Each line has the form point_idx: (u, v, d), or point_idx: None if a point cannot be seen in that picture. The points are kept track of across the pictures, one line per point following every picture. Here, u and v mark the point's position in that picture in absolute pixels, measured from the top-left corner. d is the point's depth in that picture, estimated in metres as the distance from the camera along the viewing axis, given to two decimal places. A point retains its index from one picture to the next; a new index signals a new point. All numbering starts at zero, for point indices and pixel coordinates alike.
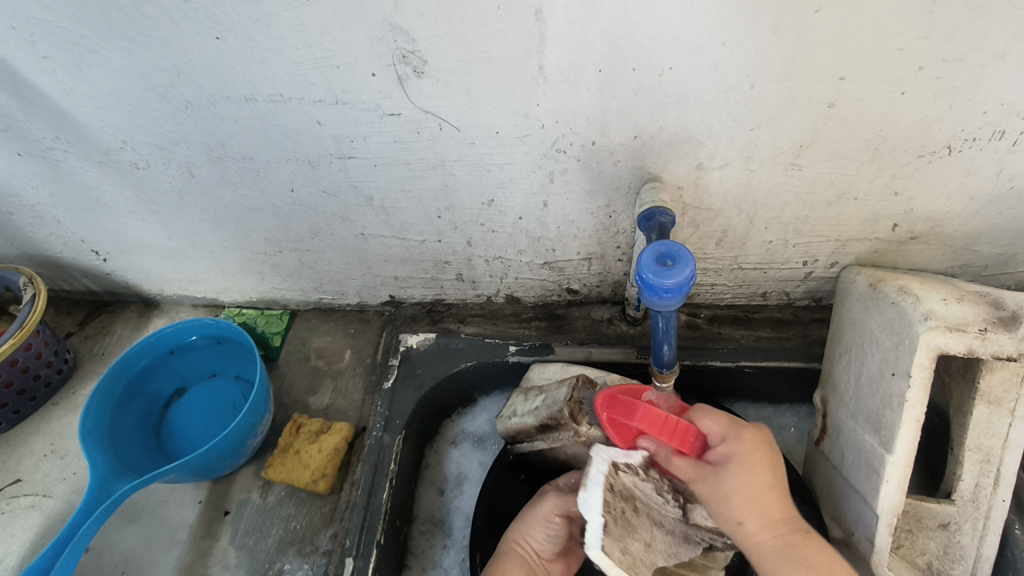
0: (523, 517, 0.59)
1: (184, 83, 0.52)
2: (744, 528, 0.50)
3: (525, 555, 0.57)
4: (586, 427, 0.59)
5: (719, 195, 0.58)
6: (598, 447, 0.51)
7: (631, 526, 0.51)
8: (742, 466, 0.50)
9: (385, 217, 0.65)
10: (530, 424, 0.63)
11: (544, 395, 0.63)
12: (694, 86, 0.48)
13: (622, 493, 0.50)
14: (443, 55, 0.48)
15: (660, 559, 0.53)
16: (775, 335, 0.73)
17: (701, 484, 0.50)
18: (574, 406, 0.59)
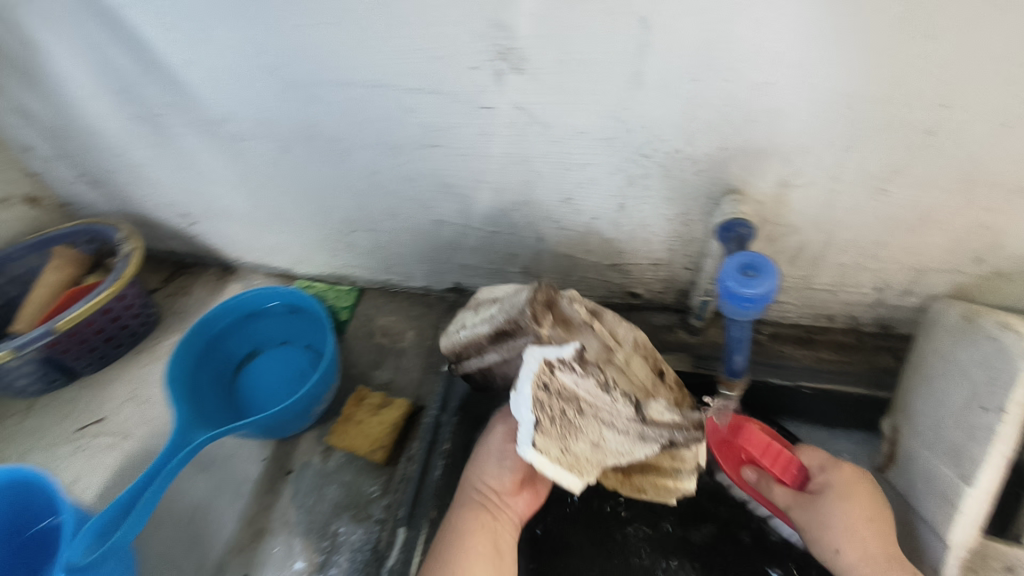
0: (476, 459, 0.60)
1: (295, 65, 0.54)
2: (842, 557, 0.53)
3: (487, 494, 0.57)
4: (547, 332, 0.54)
5: (799, 211, 0.58)
6: (531, 349, 0.50)
7: (573, 428, 0.50)
8: (839, 492, 0.55)
9: (462, 206, 0.67)
10: (483, 333, 0.59)
11: (496, 306, 0.59)
12: (788, 102, 0.49)
13: (561, 394, 0.50)
14: (543, 53, 0.49)
15: (608, 457, 0.52)
16: (837, 358, 0.72)
17: (798, 510, 0.57)
18: (537, 308, 0.54)
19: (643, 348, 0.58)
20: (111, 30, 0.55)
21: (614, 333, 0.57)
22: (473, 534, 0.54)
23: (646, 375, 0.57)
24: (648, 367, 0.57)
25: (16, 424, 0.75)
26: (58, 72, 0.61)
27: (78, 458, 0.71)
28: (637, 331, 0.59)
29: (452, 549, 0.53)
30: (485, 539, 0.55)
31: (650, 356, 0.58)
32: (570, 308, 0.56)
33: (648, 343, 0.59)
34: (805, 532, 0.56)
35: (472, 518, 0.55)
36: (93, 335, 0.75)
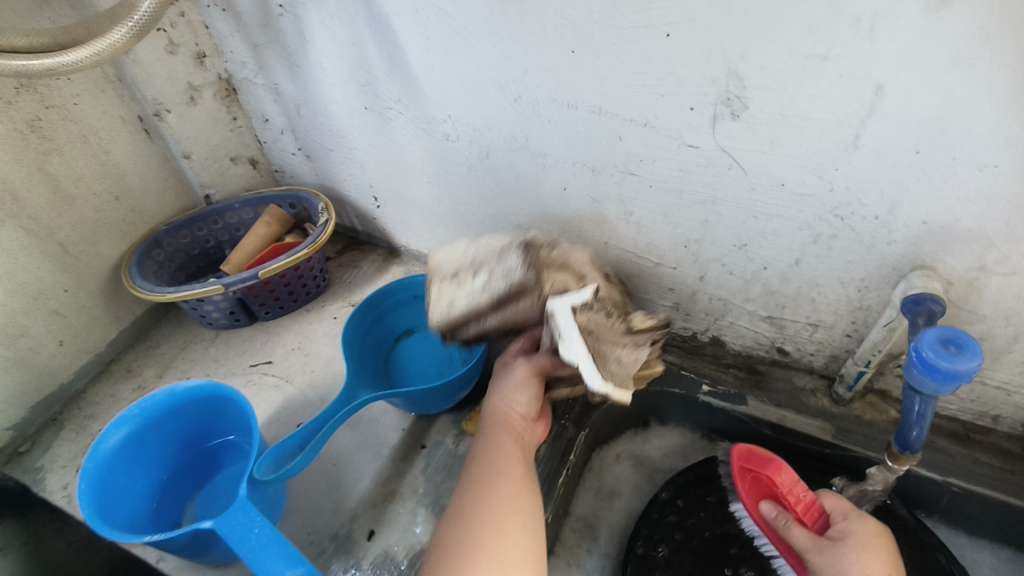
0: (490, 394, 0.63)
1: (525, 81, 0.61)
2: None
3: (512, 423, 0.60)
4: (547, 288, 0.60)
5: (992, 301, 0.56)
6: (554, 302, 0.56)
7: (604, 352, 0.55)
8: (858, 542, 0.56)
9: (635, 233, 0.70)
10: (485, 302, 0.61)
11: (485, 273, 0.62)
12: (1015, 190, 0.48)
13: (586, 326, 0.55)
14: (765, 105, 0.52)
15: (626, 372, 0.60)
16: (996, 463, 0.67)
17: (817, 554, 0.56)
18: (537, 270, 0.60)
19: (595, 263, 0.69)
20: (375, 31, 0.66)
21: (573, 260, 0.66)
22: (506, 455, 0.56)
23: (602, 286, 0.68)
24: (599, 275, 0.67)
25: (202, 350, 0.86)
26: (318, 60, 0.73)
27: (247, 389, 0.80)
28: (585, 252, 0.69)
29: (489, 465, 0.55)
30: (518, 458, 0.57)
31: (599, 265, 0.68)
32: (550, 256, 0.62)
33: (594, 258, 0.69)
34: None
35: (502, 440, 0.58)
36: (280, 286, 0.85)
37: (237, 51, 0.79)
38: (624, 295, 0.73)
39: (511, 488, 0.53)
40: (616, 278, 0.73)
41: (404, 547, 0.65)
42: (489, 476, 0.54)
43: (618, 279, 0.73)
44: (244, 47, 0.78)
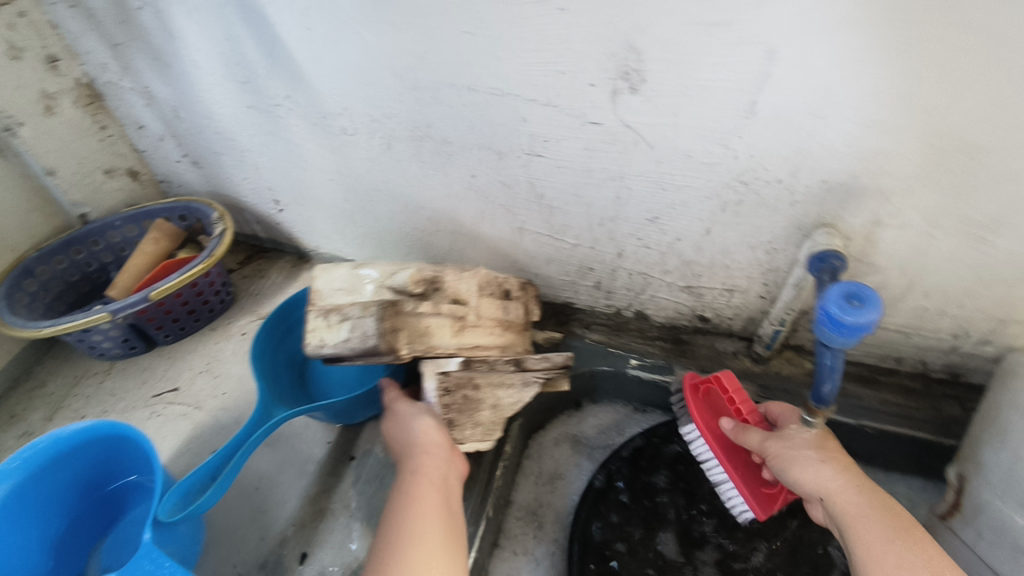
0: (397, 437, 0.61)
1: (420, 68, 0.58)
2: (824, 470, 0.53)
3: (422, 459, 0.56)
4: (404, 350, 0.56)
5: (887, 252, 0.59)
6: (426, 364, 0.61)
7: (474, 402, 0.60)
8: (808, 429, 0.57)
9: (549, 216, 0.69)
10: (344, 354, 0.57)
11: (349, 324, 0.56)
12: (897, 146, 0.50)
13: (462, 382, 0.60)
14: (664, 77, 0.51)
15: (509, 411, 0.62)
16: (903, 401, 0.72)
17: (775, 441, 0.57)
18: (390, 337, 0.55)
19: (483, 285, 0.64)
20: (250, 21, 0.60)
21: (456, 296, 0.61)
22: (413, 493, 0.53)
23: (490, 311, 0.65)
24: (495, 298, 0.66)
25: (97, 385, 0.78)
26: (191, 57, 0.67)
27: (152, 422, 0.73)
28: (474, 275, 0.64)
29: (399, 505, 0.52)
30: (427, 490, 0.53)
31: (496, 283, 0.67)
32: (416, 308, 0.57)
33: (488, 277, 0.65)
34: (781, 461, 0.56)
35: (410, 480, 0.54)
36: (178, 306, 0.78)
37: (96, 52, 0.71)
38: (523, 304, 0.71)
39: (420, 520, 0.50)
40: (515, 290, 0.70)
41: (340, 566, 0.62)
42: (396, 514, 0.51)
43: (518, 288, 0.70)
44: (103, 47, 0.70)
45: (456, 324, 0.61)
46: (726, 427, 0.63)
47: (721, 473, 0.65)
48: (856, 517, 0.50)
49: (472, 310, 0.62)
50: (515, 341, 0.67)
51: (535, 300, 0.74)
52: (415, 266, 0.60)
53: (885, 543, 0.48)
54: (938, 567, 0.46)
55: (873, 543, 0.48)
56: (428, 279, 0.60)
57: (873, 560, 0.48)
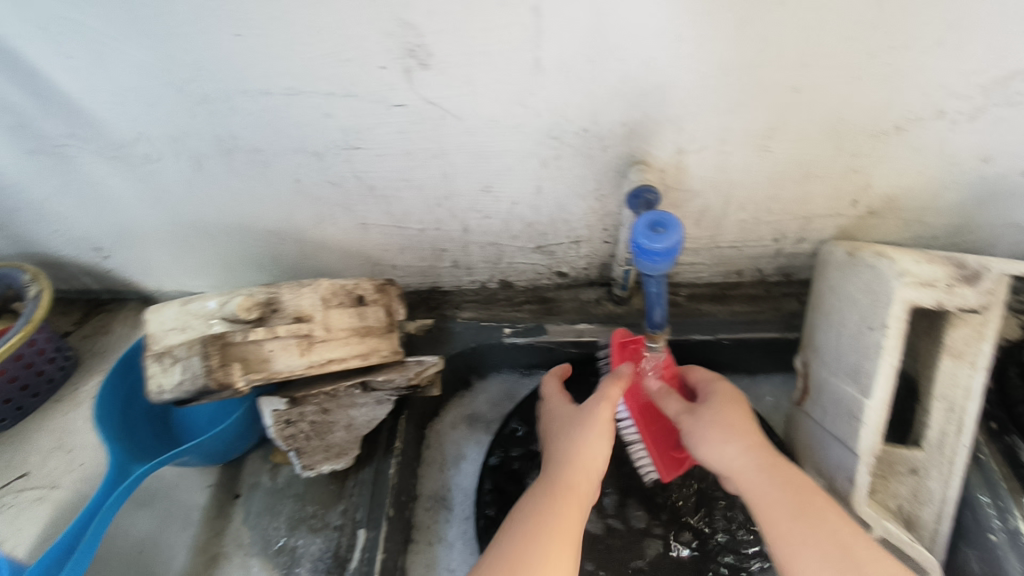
0: (554, 453, 0.62)
1: (203, 78, 0.55)
2: (729, 447, 0.58)
3: (578, 475, 0.59)
4: (241, 381, 0.57)
5: (697, 176, 0.64)
6: (263, 400, 0.63)
7: (325, 426, 0.65)
8: (718, 406, 0.61)
9: (386, 205, 0.68)
10: (184, 395, 0.58)
11: (180, 365, 0.57)
12: (674, 75, 0.53)
13: (311, 409, 0.63)
14: (448, 48, 0.52)
15: (361, 428, 0.66)
16: (749, 309, 0.79)
17: (688, 416, 0.61)
18: (219, 373, 0.55)
19: (329, 296, 0.63)
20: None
21: (297, 312, 0.60)
22: (559, 506, 0.56)
23: (342, 322, 0.64)
24: (347, 308, 0.64)
25: None
26: None
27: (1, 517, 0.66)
28: (315, 288, 0.62)
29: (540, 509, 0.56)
30: (574, 504, 0.56)
31: (346, 289, 0.65)
32: (248, 336, 0.57)
33: (335, 287, 0.64)
34: (692, 438, 0.60)
35: (563, 493, 0.57)
36: (6, 385, 0.70)
37: None
38: (384, 306, 0.69)
39: (568, 532, 0.54)
40: (370, 293, 0.68)
41: None
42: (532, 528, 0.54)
43: (374, 292, 0.68)
44: None
45: (301, 342, 0.60)
46: (652, 386, 0.66)
47: (634, 433, 0.70)
48: (759, 492, 0.56)
49: (318, 325, 0.62)
50: (379, 345, 0.67)
51: (399, 299, 0.72)
52: (246, 291, 0.59)
53: (787, 517, 0.53)
54: (841, 537, 0.51)
55: (779, 520, 0.54)
56: (262, 301, 0.59)
57: (780, 536, 0.53)
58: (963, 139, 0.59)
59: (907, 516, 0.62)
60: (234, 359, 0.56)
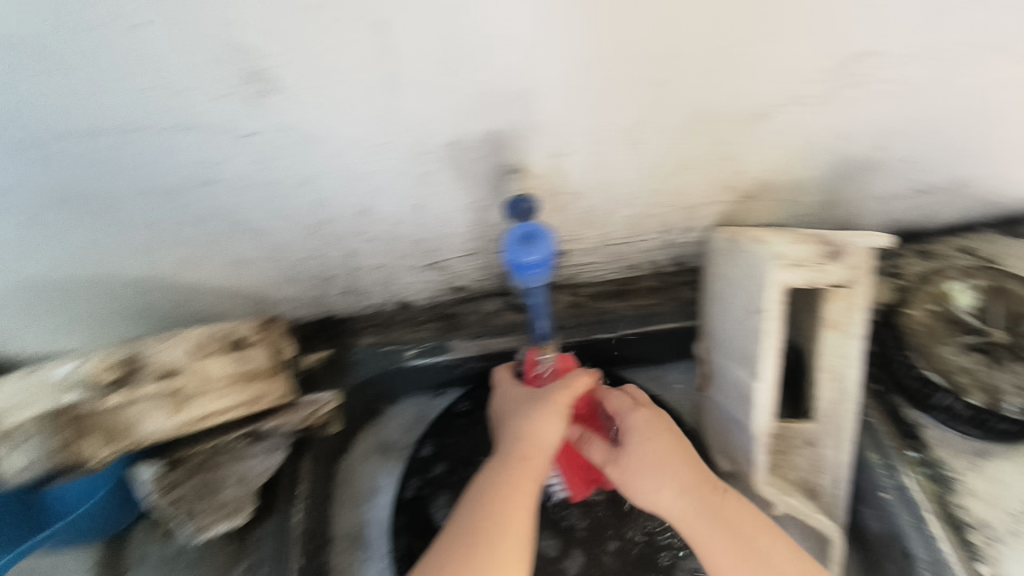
0: (506, 430, 0.65)
1: (15, 124, 0.49)
2: (664, 494, 0.60)
3: (529, 448, 0.62)
4: (101, 451, 0.55)
5: (576, 178, 0.63)
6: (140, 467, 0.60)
7: (213, 486, 0.60)
8: (644, 449, 0.62)
9: (259, 238, 0.64)
10: (41, 476, 0.54)
11: (32, 445, 0.53)
12: (535, 81, 0.52)
13: (194, 469, 0.60)
14: (290, 71, 0.48)
15: (257, 482, 0.61)
16: (647, 302, 0.81)
17: (613, 467, 0.63)
18: (75, 446, 0.53)
19: (200, 345, 0.58)
20: None
21: (161, 370, 0.56)
22: (510, 481, 0.60)
23: (218, 372, 0.59)
24: (223, 355, 0.59)
25: None
26: None
27: None
28: (181, 339, 0.57)
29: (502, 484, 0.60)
30: (526, 480, 0.60)
31: (220, 334, 0.60)
32: (104, 404, 0.54)
33: (205, 332, 0.58)
34: (628, 489, 0.62)
35: (515, 468, 0.61)
36: None
37: None
38: (269, 346, 0.64)
39: (521, 507, 0.58)
40: (252, 334, 0.63)
41: None
42: (486, 509, 0.58)
43: (255, 332, 0.63)
44: None
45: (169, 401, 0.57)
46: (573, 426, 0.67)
47: None
48: (699, 539, 0.58)
49: (188, 380, 0.57)
50: (267, 390, 0.62)
51: (283, 337, 0.67)
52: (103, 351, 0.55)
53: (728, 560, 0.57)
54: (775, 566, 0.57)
55: (721, 560, 0.57)
56: (119, 363, 0.54)
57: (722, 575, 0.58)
58: (822, 121, 0.60)
59: (808, 485, 0.66)
60: (91, 430, 0.54)
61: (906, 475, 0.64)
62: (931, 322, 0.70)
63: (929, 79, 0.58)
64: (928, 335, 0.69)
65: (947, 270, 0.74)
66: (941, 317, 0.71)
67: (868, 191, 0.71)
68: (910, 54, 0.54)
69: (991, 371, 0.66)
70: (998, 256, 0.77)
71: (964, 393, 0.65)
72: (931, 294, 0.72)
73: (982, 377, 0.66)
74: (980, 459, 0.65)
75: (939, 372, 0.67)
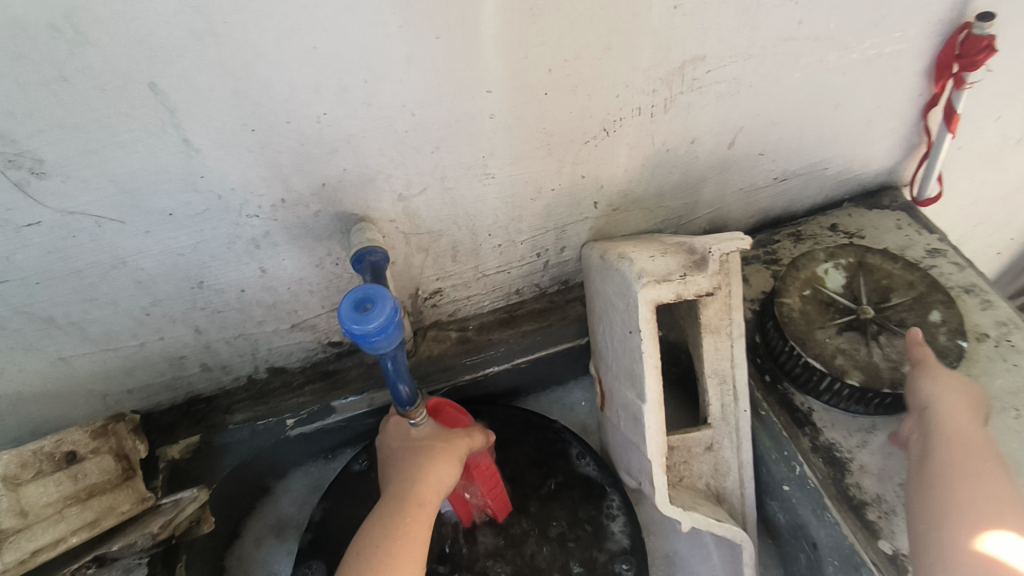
0: (397, 470, 0.59)
1: None
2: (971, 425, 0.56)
3: (427, 493, 0.56)
4: None
5: (430, 216, 0.59)
6: None
7: None
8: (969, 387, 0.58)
9: (81, 332, 0.56)
10: None
11: None
12: (356, 126, 0.48)
13: None
14: (58, 150, 0.41)
15: None
16: (539, 325, 0.76)
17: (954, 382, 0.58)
18: None
19: (16, 471, 0.56)
20: None
21: None
22: (405, 529, 0.54)
23: (40, 498, 0.57)
24: (43, 480, 0.57)
25: None
26: None
27: None
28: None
29: (388, 538, 0.53)
30: (419, 529, 0.54)
31: (38, 457, 0.57)
32: None
33: (24, 457, 0.57)
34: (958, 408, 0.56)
35: (410, 514, 0.55)
36: None
37: None
38: (111, 453, 0.61)
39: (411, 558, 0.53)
40: (85, 446, 0.60)
41: None
42: (377, 562, 0.52)
43: (90, 442, 0.60)
44: None
45: None
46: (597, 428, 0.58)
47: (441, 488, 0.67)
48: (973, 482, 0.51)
49: (9, 515, 0.55)
50: (116, 501, 0.60)
51: (134, 437, 0.63)
52: None
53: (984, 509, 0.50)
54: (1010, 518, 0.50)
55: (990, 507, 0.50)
56: None
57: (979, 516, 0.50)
58: (668, 127, 0.60)
59: (716, 490, 0.64)
60: None
61: (805, 464, 0.62)
62: (806, 308, 0.67)
63: (759, 75, 0.58)
64: (805, 322, 0.66)
65: (815, 252, 0.71)
66: (815, 300, 0.67)
67: (730, 186, 0.71)
68: (732, 54, 0.55)
69: (868, 348, 0.64)
70: (864, 229, 0.79)
71: (844, 374, 0.62)
72: (803, 279, 0.69)
73: (859, 357, 0.63)
74: (871, 434, 0.63)
75: (817, 358, 0.63)
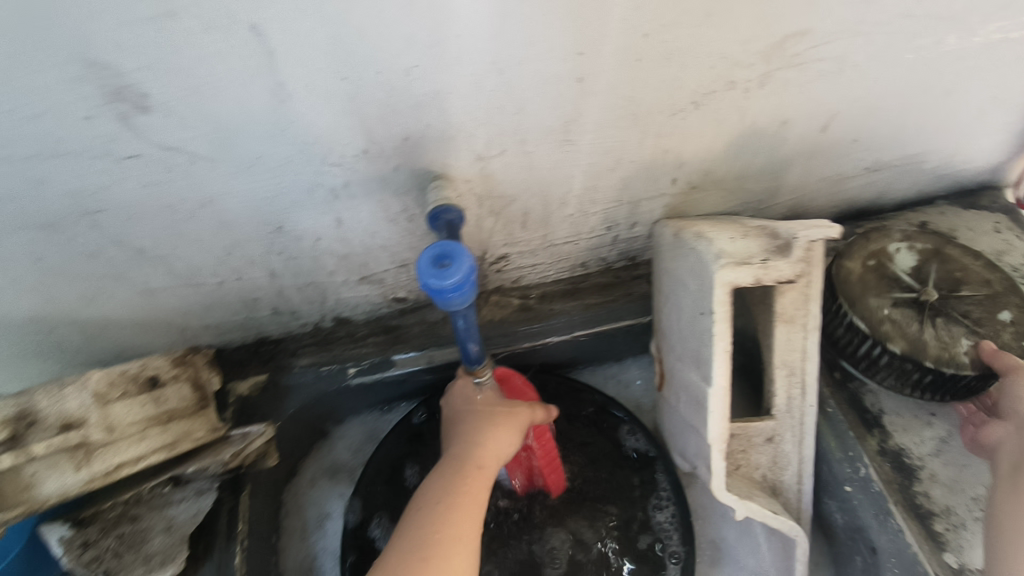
0: (457, 432, 0.60)
1: None
2: None
3: (487, 456, 0.57)
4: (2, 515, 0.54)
5: (506, 179, 0.59)
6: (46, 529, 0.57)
7: (137, 535, 0.58)
8: None
9: (167, 266, 0.59)
10: None
11: None
12: (445, 81, 0.47)
13: (116, 521, 0.58)
14: (162, 85, 0.43)
15: (187, 526, 0.59)
16: (601, 300, 0.76)
17: None
18: None
19: (106, 389, 0.59)
20: None
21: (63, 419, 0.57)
22: (464, 488, 0.55)
23: (126, 416, 0.60)
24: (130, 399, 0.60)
25: None
26: None
27: None
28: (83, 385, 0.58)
29: (448, 495, 0.54)
30: (479, 489, 0.55)
31: (126, 377, 0.60)
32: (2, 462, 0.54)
33: (113, 376, 0.59)
34: None
35: (470, 475, 0.56)
36: None
37: None
38: (189, 382, 0.65)
39: (468, 516, 0.53)
40: (166, 372, 0.63)
41: None
42: (436, 516, 0.52)
43: (171, 369, 0.64)
44: None
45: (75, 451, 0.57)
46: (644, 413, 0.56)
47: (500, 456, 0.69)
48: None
49: (96, 429, 0.58)
50: (192, 428, 0.63)
51: (208, 372, 0.67)
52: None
53: None
54: None
55: None
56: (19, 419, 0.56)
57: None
58: (762, 104, 0.57)
59: (772, 482, 0.63)
60: None
61: (870, 465, 0.60)
62: (866, 275, 0.63)
63: (867, 54, 0.54)
64: (861, 287, 0.62)
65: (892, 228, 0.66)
66: (879, 272, 0.63)
67: (818, 171, 0.68)
68: (841, 29, 0.51)
69: (922, 325, 0.59)
70: (957, 229, 0.74)
71: (886, 339, 0.59)
72: (870, 250, 0.65)
73: (909, 330, 0.59)
74: (945, 445, 0.60)
75: (864, 319, 0.60)
